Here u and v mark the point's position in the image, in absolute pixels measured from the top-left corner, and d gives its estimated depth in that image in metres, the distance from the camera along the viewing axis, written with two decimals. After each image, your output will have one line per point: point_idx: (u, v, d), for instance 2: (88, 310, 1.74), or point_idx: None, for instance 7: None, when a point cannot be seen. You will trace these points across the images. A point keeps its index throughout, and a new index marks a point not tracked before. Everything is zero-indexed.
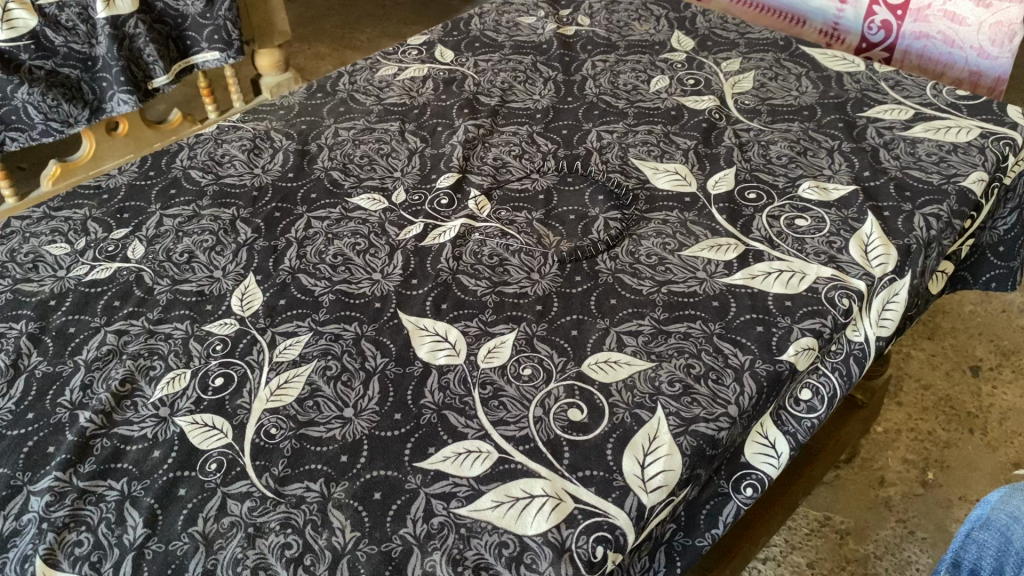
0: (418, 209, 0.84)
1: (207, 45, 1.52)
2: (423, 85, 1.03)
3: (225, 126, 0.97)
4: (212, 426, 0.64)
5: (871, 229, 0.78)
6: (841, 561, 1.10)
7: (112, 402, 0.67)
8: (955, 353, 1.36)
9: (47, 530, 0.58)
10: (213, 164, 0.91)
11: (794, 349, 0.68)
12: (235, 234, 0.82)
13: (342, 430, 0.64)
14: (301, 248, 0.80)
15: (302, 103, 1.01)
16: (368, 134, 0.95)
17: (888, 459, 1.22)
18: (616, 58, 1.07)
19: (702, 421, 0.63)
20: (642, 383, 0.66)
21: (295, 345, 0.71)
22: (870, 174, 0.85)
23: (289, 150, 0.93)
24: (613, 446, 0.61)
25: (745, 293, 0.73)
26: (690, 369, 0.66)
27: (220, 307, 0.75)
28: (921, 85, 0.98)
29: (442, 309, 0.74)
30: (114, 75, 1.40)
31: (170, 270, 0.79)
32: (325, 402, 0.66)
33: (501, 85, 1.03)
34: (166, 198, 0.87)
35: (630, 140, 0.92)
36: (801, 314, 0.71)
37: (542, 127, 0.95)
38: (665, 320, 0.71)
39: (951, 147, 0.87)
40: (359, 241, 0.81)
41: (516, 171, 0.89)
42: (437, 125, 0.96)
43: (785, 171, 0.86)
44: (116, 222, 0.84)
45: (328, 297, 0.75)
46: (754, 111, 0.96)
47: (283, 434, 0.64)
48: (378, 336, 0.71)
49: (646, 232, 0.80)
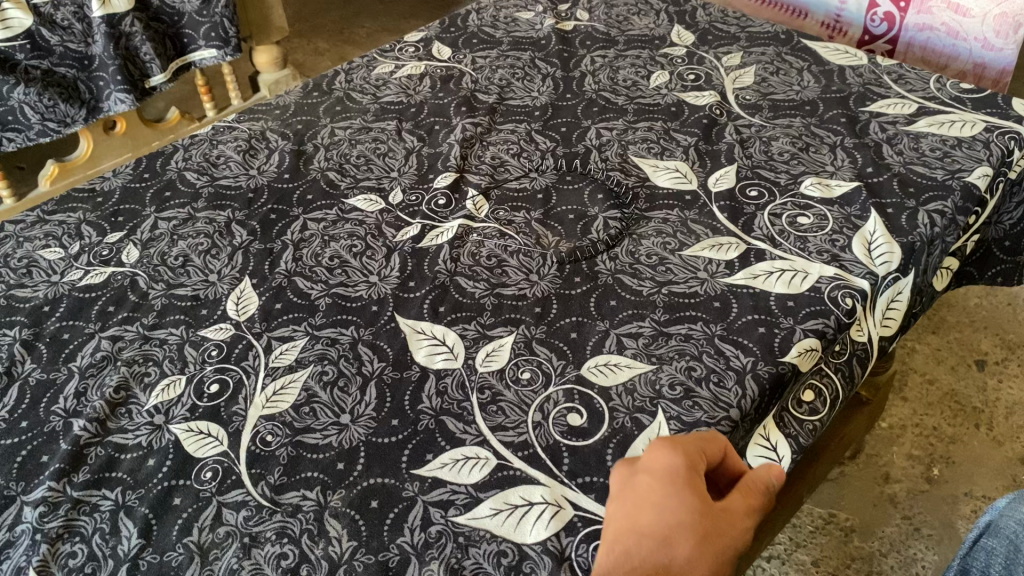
0: (415, 210, 0.84)
1: (204, 43, 1.52)
2: (420, 83, 1.02)
3: (221, 127, 0.96)
4: (207, 434, 0.64)
5: (875, 227, 0.77)
6: (846, 559, 1.09)
7: (106, 410, 0.66)
8: (961, 347, 1.35)
9: (40, 542, 0.57)
10: (209, 165, 0.90)
11: (797, 350, 0.67)
12: (230, 237, 0.81)
13: (338, 437, 0.63)
14: (297, 250, 0.80)
15: (297, 103, 1.00)
16: (364, 134, 0.94)
17: (893, 456, 1.21)
18: (616, 53, 1.05)
19: (704, 424, 0.62)
20: (642, 387, 0.65)
21: (291, 351, 0.70)
22: (873, 171, 0.83)
23: (284, 151, 0.92)
24: (613, 451, 0.60)
25: (747, 293, 0.72)
26: (690, 372, 0.65)
27: (215, 312, 0.74)
28: (924, 79, 0.97)
29: (439, 312, 0.73)
30: (111, 74, 1.39)
31: (165, 274, 0.78)
32: (321, 408, 0.65)
33: (499, 82, 1.02)
34: (161, 201, 0.86)
35: (630, 137, 0.91)
36: (804, 314, 0.70)
37: (540, 124, 0.94)
38: (665, 321, 0.70)
39: (956, 142, 0.86)
40: (356, 243, 0.80)
41: (515, 170, 0.88)
42: (434, 124, 0.95)
43: (786, 168, 0.85)
44: (110, 226, 0.83)
45: (324, 301, 0.74)
46: (755, 107, 0.94)
47: (279, 441, 0.63)
48: (375, 340, 0.70)
49: (646, 232, 0.79)
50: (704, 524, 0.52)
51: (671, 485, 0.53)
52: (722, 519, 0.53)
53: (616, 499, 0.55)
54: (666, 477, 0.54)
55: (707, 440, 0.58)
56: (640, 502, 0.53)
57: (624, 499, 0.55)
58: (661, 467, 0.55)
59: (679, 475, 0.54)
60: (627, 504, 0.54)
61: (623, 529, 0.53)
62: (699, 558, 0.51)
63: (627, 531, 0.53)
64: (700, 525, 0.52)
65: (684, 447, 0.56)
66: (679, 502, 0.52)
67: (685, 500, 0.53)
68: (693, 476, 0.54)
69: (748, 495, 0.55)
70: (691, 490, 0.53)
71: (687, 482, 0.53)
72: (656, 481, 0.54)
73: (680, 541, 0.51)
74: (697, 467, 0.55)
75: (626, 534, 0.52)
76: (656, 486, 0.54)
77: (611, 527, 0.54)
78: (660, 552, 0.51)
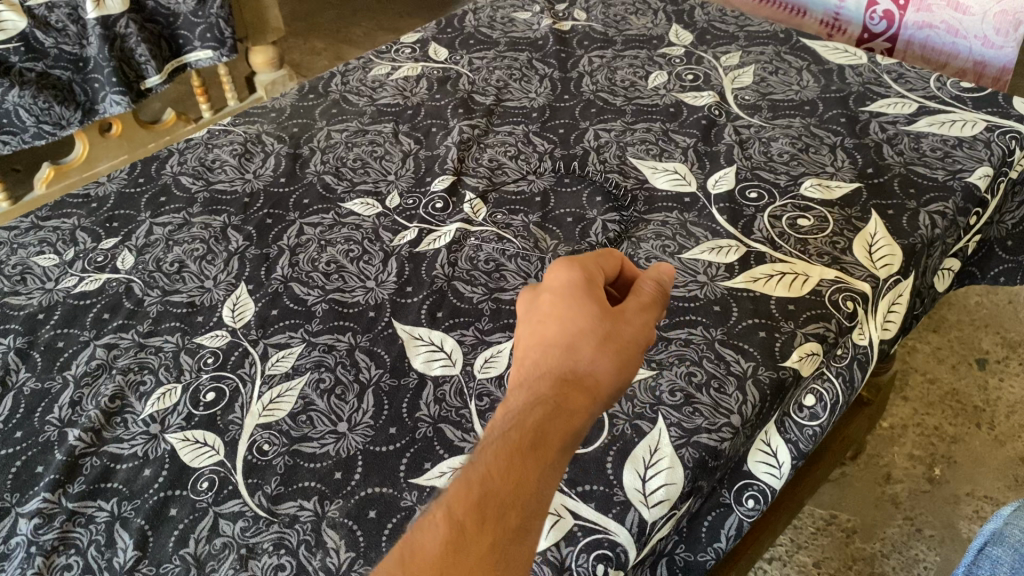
0: (412, 214, 0.83)
1: (199, 44, 1.51)
2: (416, 84, 1.01)
3: (216, 130, 0.95)
4: (204, 443, 0.63)
5: (876, 228, 0.77)
6: (848, 560, 1.08)
7: (102, 419, 0.65)
8: (962, 346, 1.35)
9: (35, 555, 0.57)
10: (204, 169, 0.89)
11: (798, 355, 0.66)
12: (226, 242, 0.81)
13: (335, 446, 0.62)
14: (294, 256, 0.79)
15: (293, 106, 0.99)
16: (361, 137, 0.93)
17: (894, 456, 1.20)
18: (613, 54, 1.05)
19: (704, 432, 0.61)
20: (642, 393, 0.64)
21: (287, 358, 0.69)
22: (873, 172, 0.83)
23: (280, 154, 0.91)
24: (613, 459, 0.60)
25: (747, 297, 0.71)
26: (691, 377, 0.65)
27: (211, 318, 0.73)
28: (924, 78, 0.96)
29: (437, 317, 0.72)
30: (106, 75, 1.38)
31: (160, 280, 0.77)
32: (318, 416, 0.65)
33: (496, 83, 1.01)
34: (156, 205, 0.85)
35: (628, 138, 0.90)
36: (805, 318, 0.69)
37: (538, 126, 0.93)
38: (665, 326, 0.69)
39: (957, 142, 0.86)
40: (353, 247, 0.79)
41: (512, 173, 0.87)
42: (431, 126, 0.94)
43: (786, 169, 0.85)
44: (105, 232, 0.83)
45: (321, 307, 0.74)
46: (754, 107, 0.93)
47: (275, 450, 0.62)
48: (373, 347, 0.70)
49: (646, 234, 0.79)
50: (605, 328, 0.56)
51: (569, 299, 0.56)
52: (622, 320, 0.56)
53: (523, 323, 0.58)
54: (566, 291, 0.57)
55: (598, 255, 0.61)
56: (545, 320, 0.56)
57: (530, 320, 0.58)
58: (559, 283, 0.58)
59: (577, 288, 0.57)
60: (534, 325, 0.57)
61: (531, 345, 0.56)
62: (603, 359, 0.54)
63: (536, 344, 0.56)
64: (601, 331, 0.55)
65: (582, 266, 0.60)
66: (581, 313, 0.56)
67: (584, 307, 0.56)
68: (590, 288, 0.58)
69: (641, 295, 0.59)
70: (589, 300, 0.57)
71: (583, 293, 0.57)
72: (556, 297, 0.57)
73: (584, 347, 0.54)
74: (593, 279, 0.59)
75: (536, 347, 0.55)
76: (556, 302, 0.57)
77: (521, 345, 0.57)
78: (566, 361, 0.54)
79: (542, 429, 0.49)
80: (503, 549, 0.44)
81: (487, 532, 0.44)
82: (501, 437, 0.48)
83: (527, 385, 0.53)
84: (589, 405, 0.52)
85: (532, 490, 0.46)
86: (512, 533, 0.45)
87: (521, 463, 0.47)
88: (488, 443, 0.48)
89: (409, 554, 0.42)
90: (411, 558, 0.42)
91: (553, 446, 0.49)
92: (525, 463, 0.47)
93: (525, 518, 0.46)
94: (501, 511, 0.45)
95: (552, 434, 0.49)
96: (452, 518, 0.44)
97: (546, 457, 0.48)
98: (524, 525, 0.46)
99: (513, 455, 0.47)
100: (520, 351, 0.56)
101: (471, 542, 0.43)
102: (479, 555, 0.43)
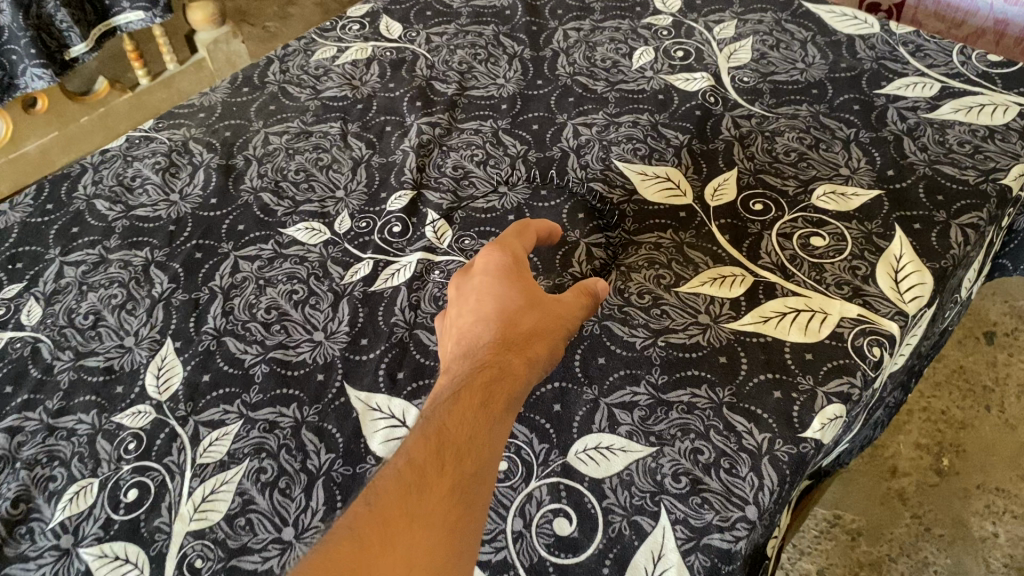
0: (365, 241, 0.71)
1: (128, 4, 1.36)
2: (367, 71, 0.88)
3: (135, 137, 0.82)
4: (125, 559, 0.53)
5: (900, 248, 0.66)
6: (854, 566, 1.01)
7: (3, 531, 0.55)
8: (968, 317, 1.27)
9: None
10: (122, 190, 0.77)
11: (820, 422, 0.56)
12: (149, 285, 0.69)
13: (280, 561, 0.52)
14: (228, 301, 0.68)
15: (224, 102, 0.86)
16: (304, 140, 0.81)
17: (899, 445, 1.13)
18: (592, 26, 0.92)
19: (716, 531, 0.52)
20: (641, 479, 0.55)
21: (222, 441, 0.59)
22: (894, 174, 0.72)
23: (210, 166, 0.79)
24: (611, 570, 0.51)
25: (757, 343, 0.61)
26: (697, 456, 0.55)
27: (133, 389, 0.62)
28: (946, 49, 0.84)
29: (398, 380, 0.62)
30: (24, 47, 1.23)
31: (72, 339, 0.66)
32: (259, 519, 0.55)
33: (458, 66, 0.88)
34: (67, 239, 0.73)
35: (612, 135, 0.79)
36: (825, 371, 0.59)
37: (508, 121, 0.81)
38: (663, 385, 0.60)
39: (987, 132, 0.75)
40: (297, 288, 0.68)
41: (481, 183, 0.76)
42: (386, 125, 0.82)
43: (795, 171, 0.74)
44: (7, 276, 0.71)
45: (261, 369, 0.63)
46: (755, 92, 0.82)
47: (210, 567, 0.52)
48: (322, 423, 0.59)
49: (637, 262, 0.68)
50: (537, 302, 0.58)
51: (500, 274, 0.59)
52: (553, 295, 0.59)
53: (455, 302, 0.60)
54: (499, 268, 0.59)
55: (521, 232, 0.63)
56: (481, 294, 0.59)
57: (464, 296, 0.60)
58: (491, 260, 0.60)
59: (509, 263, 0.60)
60: (471, 301, 0.58)
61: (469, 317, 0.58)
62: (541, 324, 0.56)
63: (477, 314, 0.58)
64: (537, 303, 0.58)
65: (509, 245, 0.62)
66: (516, 288, 0.58)
67: (519, 283, 0.59)
68: (519, 265, 0.60)
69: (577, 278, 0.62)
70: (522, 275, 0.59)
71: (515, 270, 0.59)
72: (488, 273, 0.59)
73: (522, 316, 0.57)
74: (519, 254, 0.61)
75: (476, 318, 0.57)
76: (489, 277, 0.59)
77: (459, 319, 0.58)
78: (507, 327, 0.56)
79: (489, 387, 0.51)
80: (466, 491, 0.44)
81: (448, 478, 0.44)
82: (451, 399, 0.49)
83: (469, 356, 0.54)
84: (530, 365, 0.54)
85: (486, 441, 0.48)
86: (473, 476, 0.46)
87: (472, 418, 0.48)
88: (438, 405, 0.49)
89: (374, 500, 0.43)
90: (377, 504, 0.42)
91: (501, 400, 0.51)
92: (476, 417, 0.49)
93: (482, 465, 0.46)
94: (458, 463, 0.46)
95: (496, 395, 0.51)
96: (411, 466, 0.45)
97: (495, 413, 0.50)
98: (481, 471, 0.46)
99: (466, 411, 0.49)
100: (455, 329, 0.58)
101: (435, 482, 0.44)
102: (441, 495, 0.43)
